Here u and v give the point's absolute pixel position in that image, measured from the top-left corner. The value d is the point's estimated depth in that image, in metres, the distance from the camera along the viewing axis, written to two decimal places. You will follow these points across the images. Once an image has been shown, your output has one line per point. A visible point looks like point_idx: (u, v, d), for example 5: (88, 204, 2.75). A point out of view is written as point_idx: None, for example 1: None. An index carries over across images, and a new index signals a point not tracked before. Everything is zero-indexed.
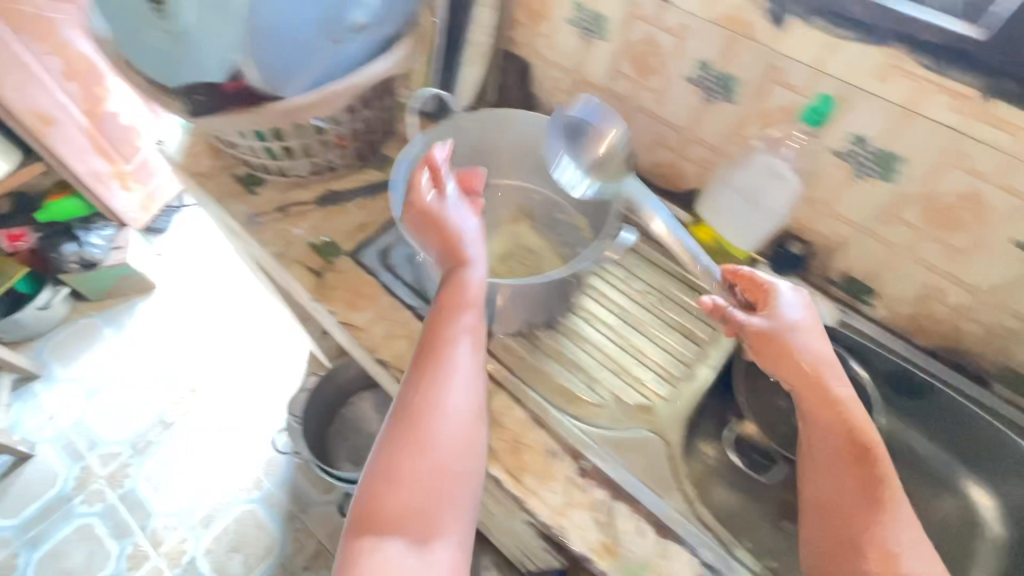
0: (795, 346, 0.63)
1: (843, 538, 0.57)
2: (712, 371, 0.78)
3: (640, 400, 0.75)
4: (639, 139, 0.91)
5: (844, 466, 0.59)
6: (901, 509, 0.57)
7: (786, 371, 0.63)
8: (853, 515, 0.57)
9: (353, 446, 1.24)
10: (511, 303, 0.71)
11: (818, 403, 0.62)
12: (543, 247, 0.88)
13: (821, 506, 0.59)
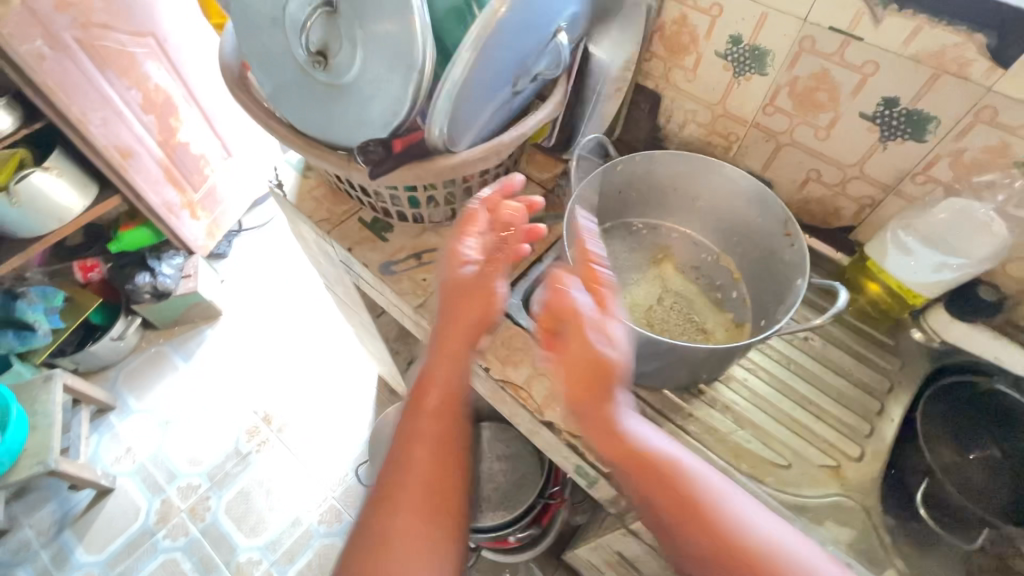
0: (608, 385, 0.59)
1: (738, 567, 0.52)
2: (895, 427, 0.73)
3: (826, 461, 0.70)
4: (786, 175, 0.86)
5: (666, 478, 0.56)
6: (763, 515, 0.55)
7: (580, 408, 0.60)
8: (709, 524, 0.53)
9: None
10: (693, 364, 0.67)
11: (596, 429, 0.60)
12: (692, 292, 0.84)
13: (657, 522, 0.57)
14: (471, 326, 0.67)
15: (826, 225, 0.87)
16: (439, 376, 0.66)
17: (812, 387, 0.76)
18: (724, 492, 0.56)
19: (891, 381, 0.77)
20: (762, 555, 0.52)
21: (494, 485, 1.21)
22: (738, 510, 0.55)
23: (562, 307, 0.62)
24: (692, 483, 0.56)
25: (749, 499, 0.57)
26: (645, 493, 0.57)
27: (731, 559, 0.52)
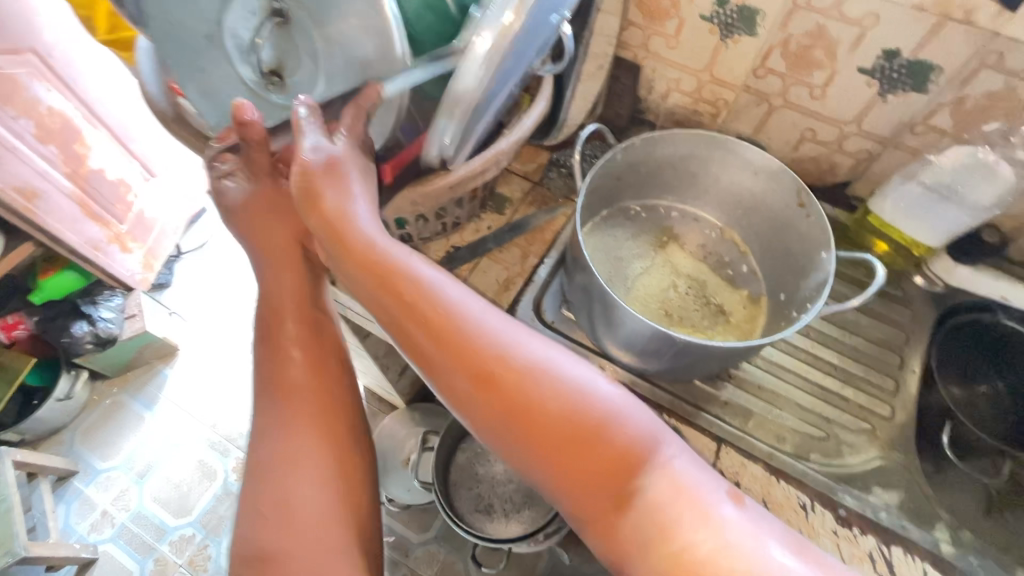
0: (407, 287, 0.55)
1: (582, 463, 0.50)
2: (916, 378, 0.75)
3: (863, 426, 0.71)
4: (779, 137, 0.83)
5: (459, 348, 0.53)
6: (613, 417, 0.51)
7: (382, 303, 0.56)
8: (519, 405, 0.51)
9: (477, 494, 1.18)
10: (733, 359, 0.65)
11: (428, 335, 0.54)
12: (703, 273, 0.81)
13: (495, 422, 0.52)
14: (315, 210, 0.60)
15: (823, 183, 0.86)
16: (341, 265, 0.59)
17: (834, 351, 0.76)
18: (577, 389, 0.52)
19: (906, 333, 0.78)
20: (609, 445, 0.50)
21: (512, 486, 1.18)
22: (573, 403, 0.51)
23: (325, 168, 0.58)
24: (524, 382, 0.51)
25: (637, 414, 0.52)
26: (472, 397, 0.53)
27: (574, 450, 0.50)
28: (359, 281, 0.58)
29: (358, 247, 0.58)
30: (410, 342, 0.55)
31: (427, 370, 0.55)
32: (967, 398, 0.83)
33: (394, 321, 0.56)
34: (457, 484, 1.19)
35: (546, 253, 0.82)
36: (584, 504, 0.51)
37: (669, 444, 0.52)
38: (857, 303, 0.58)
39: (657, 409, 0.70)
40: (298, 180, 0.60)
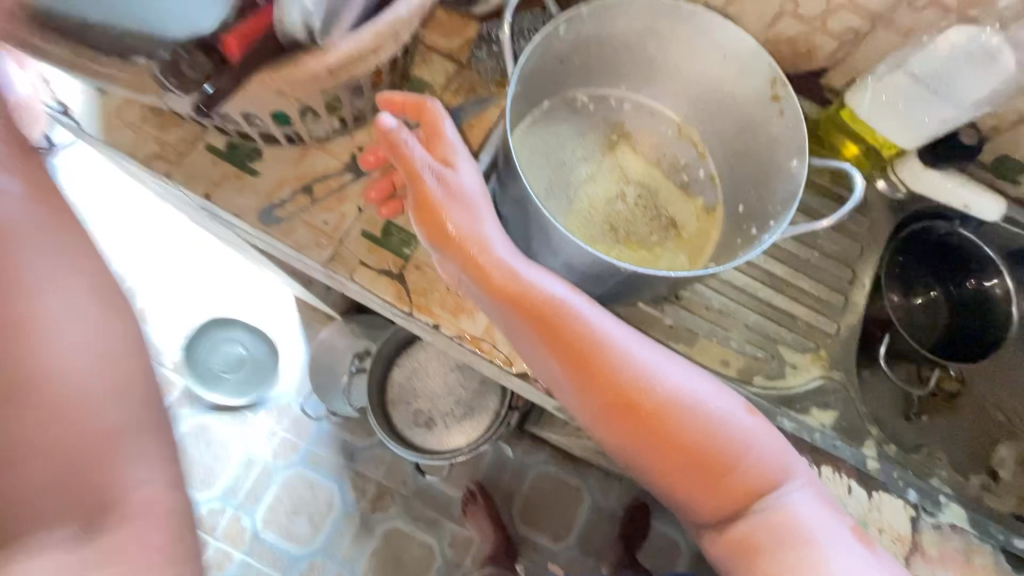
0: (550, 309, 0.50)
1: (709, 484, 0.50)
2: (864, 292, 0.71)
3: (809, 345, 0.68)
4: (755, 11, 0.68)
5: (601, 378, 0.50)
6: (747, 448, 0.50)
7: (529, 340, 0.51)
8: (665, 442, 0.50)
9: (416, 409, 1.14)
10: (684, 285, 0.57)
11: (574, 372, 0.50)
12: (654, 179, 0.71)
13: (636, 454, 0.51)
14: (434, 227, 0.51)
15: (797, 70, 0.73)
16: (472, 284, 0.51)
17: (788, 266, 0.71)
18: (715, 424, 0.50)
19: (862, 244, 0.73)
20: (739, 476, 0.50)
21: (452, 398, 1.15)
22: (712, 438, 0.49)
23: (443, 182, 0.51)
24: (663, 418, 0.50)
25: (764, 443, 0.51)
26: (613, 429, 0.51)
27: (706, 477, 0.50)
28: (498, 311, 0.51)
29: (488, 270, 0.50)
30: (540, 355, 0.52)
31: (571, 400, 0.52)
32: (907, 308, 0.82)
33: (546, 354, 0.51)
34: (394, 401, 1.14)
35: (475, 157, 0.68)
36: (710, 516, 0.52)
37: (793, 474, 0.51)
38: (827, 225, 0.48)
39: None
40: (423, 193, 0.50)
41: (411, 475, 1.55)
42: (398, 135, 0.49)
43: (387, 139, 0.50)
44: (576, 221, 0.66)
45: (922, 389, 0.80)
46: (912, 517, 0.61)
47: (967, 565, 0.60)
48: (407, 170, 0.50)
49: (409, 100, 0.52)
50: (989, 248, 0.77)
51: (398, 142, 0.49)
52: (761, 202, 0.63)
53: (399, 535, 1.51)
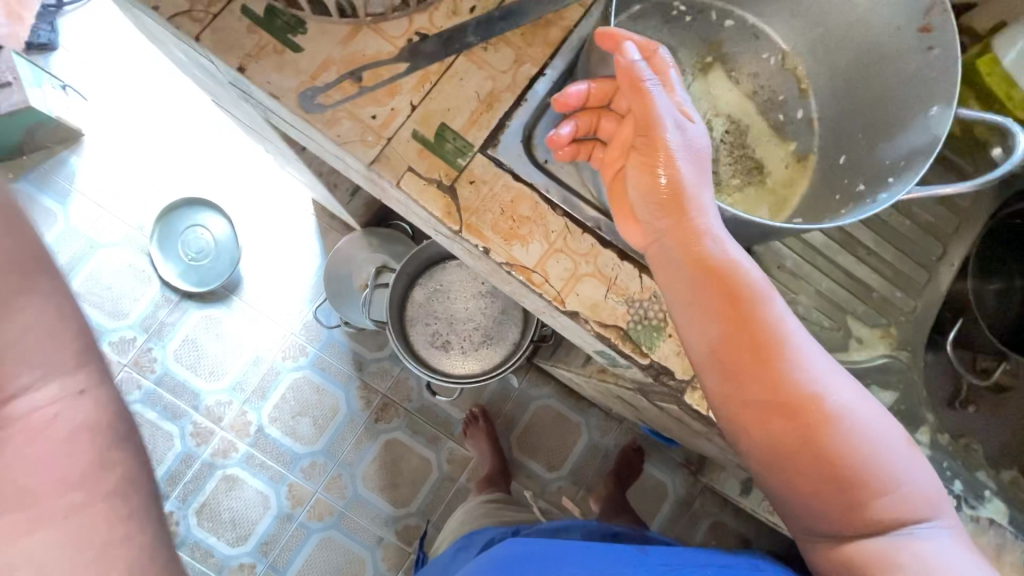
0: (738, 290, 0.48)
1: (847, 502, 0.46)
2: (950, 272, 0.65)
3: (880, 321, 0.63)
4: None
5: (766, 370, 0.47)
6: (903, 477, 0.46)
7: (705, 308, 0.49)
8: (818, 443, 0.47)
9: (433, 332, 1.12)
10: (772, 239, 0.51)
11: (745, 351, 0.48)
12: (746, 114, 0.62)
13: (777, 445, 0.48)
14: (651, 187, 0.48)
15: None
16: (668, 247, 0.49)
17: (874, 232, 0.64)
18: (877, 442, 0.47)
19: (960, 219, 0.66)
20: (882, 501, 0.46)
21: (471, 324, 1.12)
22: (867, 452, 0.47)
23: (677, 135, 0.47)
24: (824, 422, 0.47)
25: (924, 478, 0.47)
26: (754, 419, 0.48)
27: (845, 491, 0.46)
28: (681, 277, 0.49)
29: (695, 241, 0.48)
30: (705, 333, 0.49)
31: (719, 385, 0.49)
32: (992, 298, 0.75)
33: (718, 326, 0.49)
34: (412, 320, 1.11)
35: (549, 61, 0.59)
36: (828, 534, 0.48)
37: (943, 519, 0.47)
38: (960, 191, 0.44)
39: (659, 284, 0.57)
40: (648, 140, 0.47)
41: (416, 392, 1.57)
42: (640, 71, 0.46)
43: (628, 74, 0.46)
44: None
45: (984, 379, 0.76)
46: (952, 507, 0.59)
47: (998, 560, 0.58)
48: (645, 115, 0.46)
49: (643, 45, 0.48)
50: None
51: (640, 79, 0.46)
52: (876, 153, 0.54)
53: (398, 446, 1.55)
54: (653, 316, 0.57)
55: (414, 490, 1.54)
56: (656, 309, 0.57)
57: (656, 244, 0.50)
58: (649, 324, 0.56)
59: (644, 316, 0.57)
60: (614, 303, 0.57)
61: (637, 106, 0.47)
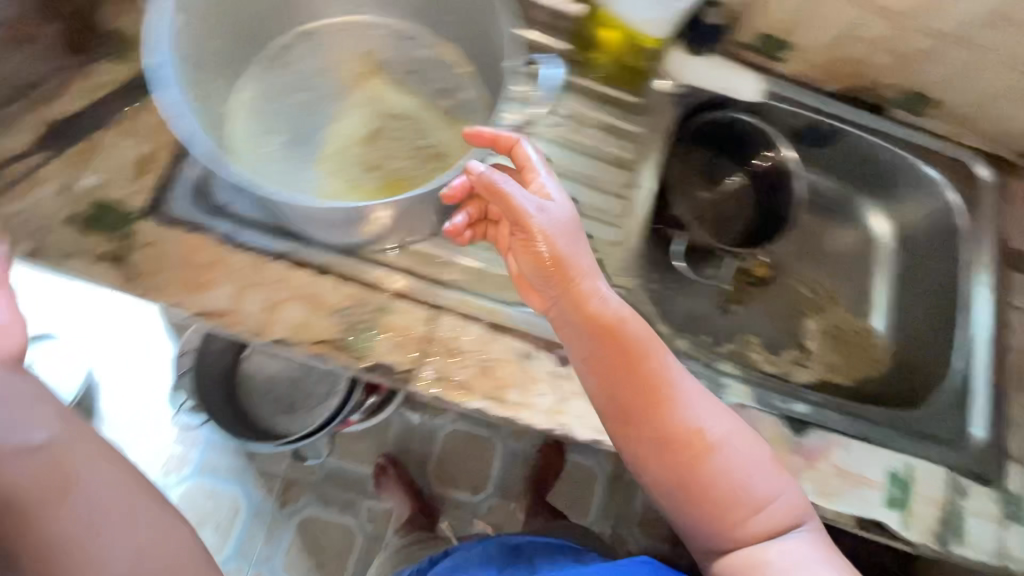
0: (637, 348, 0.56)
1: (725, 520, 0.54)
2: (646, 196, 0.70)
3: (591, 256, 0.66)
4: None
5: (659, 404, 0.55)
6: (778, 492, 0.55)
7: (600, 363, 0.56)
8: (699, 474, 0.54)
9: (276, 396, 1.09)
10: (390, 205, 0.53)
11: (649, 383, 0.55)
12: (414, 108, 0.66)
13: (667, 479, 0.55)
14: (537, 262, 0.54)
15: None
16: (563, 312, 0.55)
17: (562, 179, 0.68)
18: (749, 466, 0.55)
19: (640, 144, 0.71)
20: (754, 517, 0.54)
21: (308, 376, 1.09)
22: (746, 472, 0.55)
23: (547, 223, 0.53)
24: (702, 455, 0.55)
25: (794, 491, 0.56)
26: (649, 451, 0.55)
27: (721, 510, 0.54)
28: (577, 337, 0.55)
29: (586, 301, 0.55)
30: (609, 381, 0.56)
31: (617, 427, 0.56)
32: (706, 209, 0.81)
33: (646, 368, 0.56)
34: (251, 392, 1.08)
35: None
36: (715, 548, 0.56)
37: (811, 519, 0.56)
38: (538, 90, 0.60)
39: (362, 286, 0.60)
40: (523, 227, 0.53)
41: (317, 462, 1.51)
42: (495, 178, 0.52)
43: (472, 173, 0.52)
44: (331, 169, 0.62)
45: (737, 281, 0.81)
46: None
47: None
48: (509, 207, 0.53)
49: (501, 136, 0.56)
50: (773, 130, 0.75)
51: (489, 174, 0.52)
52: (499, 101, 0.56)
53: (315, 523, 1.48)
54: (362, 318, 0.58)
55: (343, 562, 1.47)
56: (365, 311, 0.58)
57: (553, 308, 0.56)
58: (359, 327, 0.58)
59: (353, 321, 0.58)
60: (321, 317, 0.57)
61: (501, 200, 0.53)
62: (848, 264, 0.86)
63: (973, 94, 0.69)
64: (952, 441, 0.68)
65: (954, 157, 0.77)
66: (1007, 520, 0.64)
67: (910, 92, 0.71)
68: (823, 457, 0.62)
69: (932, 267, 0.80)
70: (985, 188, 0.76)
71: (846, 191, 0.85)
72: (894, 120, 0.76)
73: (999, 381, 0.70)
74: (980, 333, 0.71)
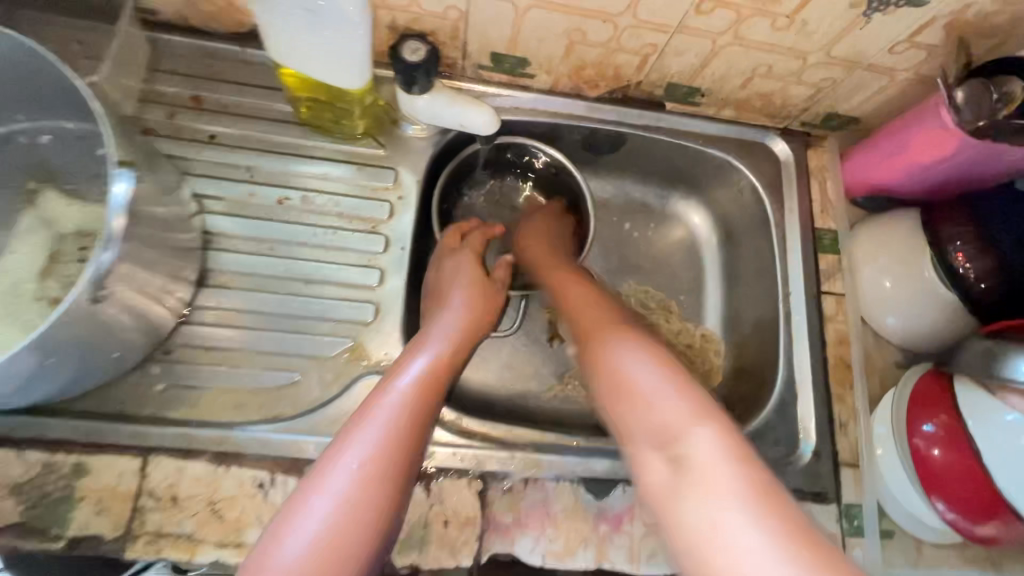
0: (582, 322, 0.52)
1: (684, 509, 0.36)
2: (404, 257, 0.62)
3: (344, 342, 0.59)
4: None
5: (611, 397, 0.44)
6: (660, 404, 0.41)
7: (583, 325, 0.52)
8: (636, 422, 0.41)
9: None
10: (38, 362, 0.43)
11: (627, 330, 0.48)
12: (97, 220, 0.56)
13: (630, 435, 0.41)
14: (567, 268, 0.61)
15: (243, 27, 0.61)
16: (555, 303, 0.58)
17: (302, 260, 0.61)
18: (690, 424, 0.39)
19: (390, 199, 0.64)
20: (701, 486, 0.36)
21: None
22: (635, 385, 0.43)
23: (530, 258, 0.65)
24: (600, 361, 0.47)
25: (678, 395, 0.41)
26: (628, 428, 0.42)
27: (673, 489, 0.37)
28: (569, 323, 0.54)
29: (566, 290, 0.57)
30: (586, 349, 0.50)
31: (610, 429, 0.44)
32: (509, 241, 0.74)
33: (585, 312, 0.53)
34: None
35: None
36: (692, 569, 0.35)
37: (708, 428, 0.39)
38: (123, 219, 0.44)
39: (53, 449, 0.51)
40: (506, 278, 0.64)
41: None
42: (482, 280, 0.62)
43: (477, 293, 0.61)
44: None
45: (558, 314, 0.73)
46: (479, 491, 0.54)
47: (548, 515, 0.55)
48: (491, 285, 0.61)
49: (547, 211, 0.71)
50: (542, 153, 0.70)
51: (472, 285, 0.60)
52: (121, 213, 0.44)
53: None
54: (53, 489, 0.49)
55: None
56: (55, 480, 0.50)
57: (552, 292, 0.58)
58: (50, 501, 0.49)
59: (41, 496, 0.49)
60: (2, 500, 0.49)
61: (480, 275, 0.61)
62: (679, 268, 0.77)
63: (732, 78, 0.62)
64: (780, 461, 0.61)
65: (744, 137, 0.71)
66: (847, 536, 0.59)
67: (667, 84, 0.65)
68: (630, 519, 0.56)
69: (751, 256, 0.73)
70: (785, 167, 0.70)
71: (658, 191, 0.77)
72: (673, 112, 0.70)
73: (824, 378, 0.64)
74: (800, 329, 0.66)
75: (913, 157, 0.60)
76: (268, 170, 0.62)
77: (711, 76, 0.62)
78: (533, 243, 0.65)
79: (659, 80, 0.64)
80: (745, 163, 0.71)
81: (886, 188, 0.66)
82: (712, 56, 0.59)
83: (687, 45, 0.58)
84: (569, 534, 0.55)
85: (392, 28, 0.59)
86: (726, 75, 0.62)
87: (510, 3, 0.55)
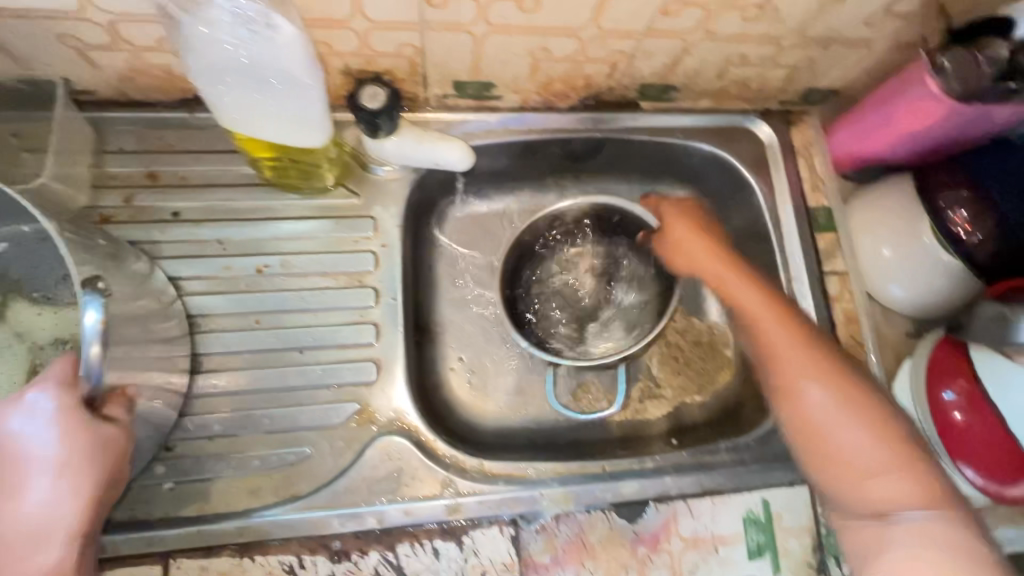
0: (780, 347, 0.52)
1: (874, 542, 0.46)
2: (395, 308, 0.60)
3: (351, 405, 0.57)
4: (58, 62, 0.52)
5: (811, 428, 0.49)
6: (873, 480, 0.47)
7: (781, 341, 0.52)
8: (853, 468, 0.47)
9: None
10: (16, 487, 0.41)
11: (852, 399, 0.49)
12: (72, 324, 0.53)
13: (841, 474, 0.48)
14: (727, 267, 0.58)
15: (188, 94, 0.58)
16: (735, 305, 0.56)
17: (293, 327, 0.59)
18: (878, 459, 0.47)
19: (372, 249, 0.62)
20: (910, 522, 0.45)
21: None
22: (843, 447, 0.48)
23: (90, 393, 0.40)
24: (804, 412, 0.50)
25: (900, 475, 0.46)
26: (827, 456, 0.49)
27: (886, 528, 0.45)
28: (756, 334, 0.54)
29: (748, 295, 0.55)
30: (786, 368, 0.51)
31: (798, 442, 0.50)
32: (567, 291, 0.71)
33: (793, 358, 0.51)
34: None
35: None
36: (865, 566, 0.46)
37: (934, 509, 0.44)
38: (100, 347, 0.39)
39: None
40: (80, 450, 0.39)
41: None
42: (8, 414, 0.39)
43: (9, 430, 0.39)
44: None
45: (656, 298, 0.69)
46: (512, 536, 0.54)
47: (585, 548, 0.54)
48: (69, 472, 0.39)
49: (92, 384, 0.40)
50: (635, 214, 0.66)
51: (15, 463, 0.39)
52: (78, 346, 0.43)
53: None
54: None
55: None
56: None
57: (733, 298, 0.56)
58: None
59: None
60: None
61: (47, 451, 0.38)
62: None
63: (706, 71, 0.60)
64: None
65: (724, 124, 0.68)
66: None
67: (640, 85, 0.62)
68: (667, 537, 0.56)
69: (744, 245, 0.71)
70: (770, 150, 0.68)
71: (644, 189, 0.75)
72: (649, 110, 0.67)
73: None
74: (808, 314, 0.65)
75: (901, 127, 0.58)
76: (242, 239, 0.60)
77: (684, 72, 0.60)
78: (683, 234, 0.61)
79: (632, 83, 0.62)
80: (730, 152, 0.68)
81: (875, 159, 0.64)
82: (683, 53, 0.57)
83: (657, 47, 0.55)
84: (609, 563, 0.54)
85: (347, 74, 0.56)
86: (700, 69, 0.59)
87: (468, 33, 0.52)
